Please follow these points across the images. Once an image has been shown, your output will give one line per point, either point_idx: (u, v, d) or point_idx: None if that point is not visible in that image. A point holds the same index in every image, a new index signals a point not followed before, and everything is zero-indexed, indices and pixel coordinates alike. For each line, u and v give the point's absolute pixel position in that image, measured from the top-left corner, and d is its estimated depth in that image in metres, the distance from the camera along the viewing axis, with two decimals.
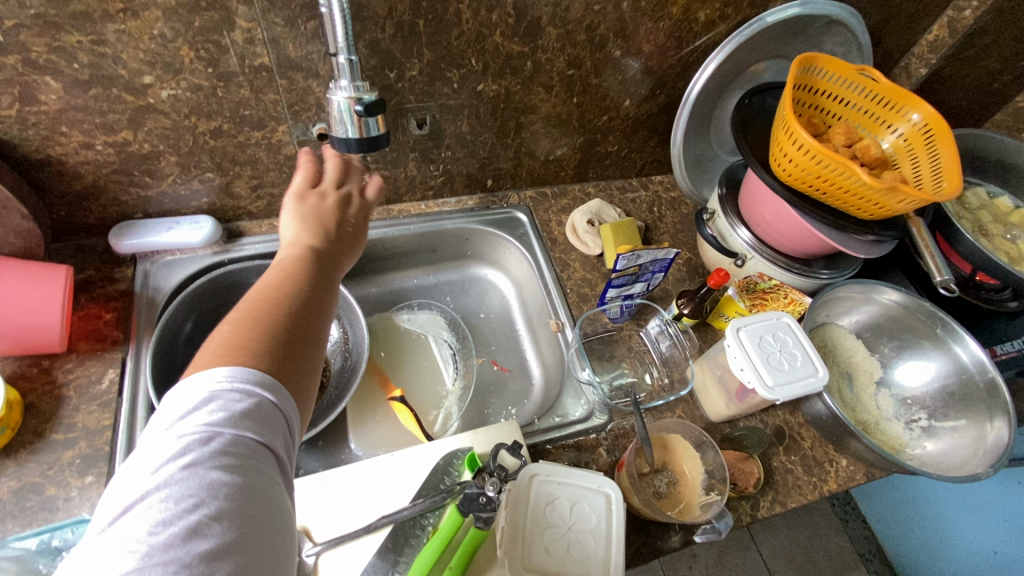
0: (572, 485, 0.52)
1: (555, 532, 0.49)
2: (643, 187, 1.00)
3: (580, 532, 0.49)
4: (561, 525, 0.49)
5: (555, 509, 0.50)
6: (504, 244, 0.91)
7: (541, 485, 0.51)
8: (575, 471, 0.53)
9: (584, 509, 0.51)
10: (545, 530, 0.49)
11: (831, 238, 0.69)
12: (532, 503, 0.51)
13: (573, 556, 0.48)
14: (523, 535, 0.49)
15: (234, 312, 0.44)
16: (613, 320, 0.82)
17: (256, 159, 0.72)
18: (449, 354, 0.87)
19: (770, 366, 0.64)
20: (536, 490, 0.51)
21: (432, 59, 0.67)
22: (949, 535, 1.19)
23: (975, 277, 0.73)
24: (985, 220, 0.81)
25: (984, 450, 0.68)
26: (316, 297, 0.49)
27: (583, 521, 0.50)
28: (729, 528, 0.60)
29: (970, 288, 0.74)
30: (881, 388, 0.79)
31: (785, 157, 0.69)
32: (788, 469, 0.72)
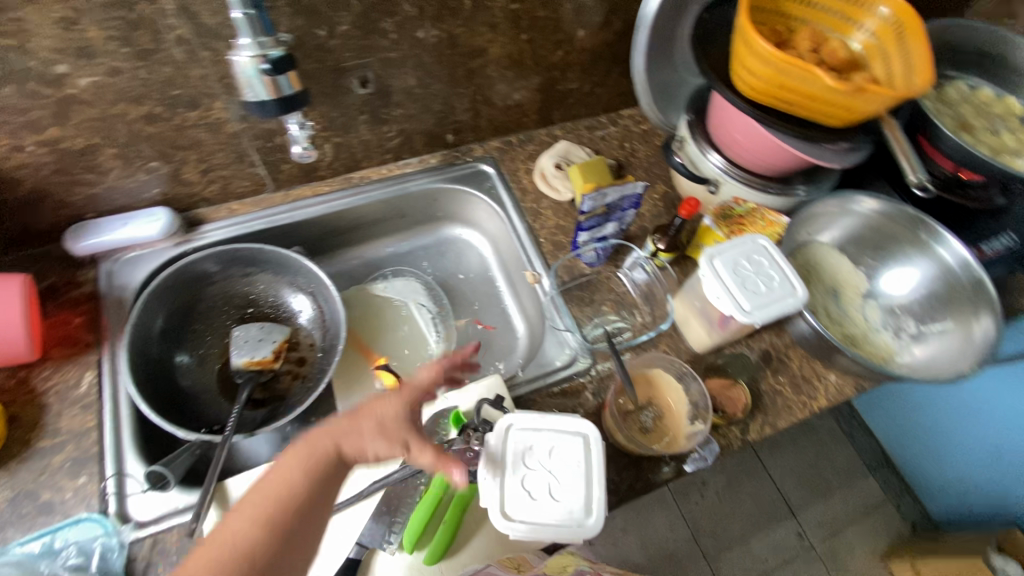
0: (548, 430, 0.52)
1: (533, 476, 0.49)
2: (612, 123, 0.96)
3: (560, 474, 0.50)
4: (539, 469, 0.50)
5: (532, 454, 0.50)
6: (472, 199, 0.89)
7: (516, 434, 0.51)
8: (549, 416, 0.52)
9: (564, 452, 0.51)
10: (522, 476, 0.49)
11: (802, 151, 0.66)
12: (509, 453, 0.51)
13: (555, 499, 0.48)
14: (504, 482, 0.49)
15: (215, 548, 0.46)
16: (591, 264, 0.81)
17: (199, 142, 0.69)
18: (429, 316, 0.87)
19: (746, 290, 0.63)
20: (511, 440, 0.51)
21: (362, 9, 0.63)
22: (959, 441, 1.26)
23: (959, 175, 0.74)
24: (967, 113, 0.84)
25: (971, 348, 0.68)
26: (298, 533, 0.48)
27: (565, 463, 0.50)
28: (714, 454, 0.63)
29: (954, 189, 0.75)
30: (868, 300, 0.78)
31: (746, 73, 0.65)
32: (777, 391, 0.72)
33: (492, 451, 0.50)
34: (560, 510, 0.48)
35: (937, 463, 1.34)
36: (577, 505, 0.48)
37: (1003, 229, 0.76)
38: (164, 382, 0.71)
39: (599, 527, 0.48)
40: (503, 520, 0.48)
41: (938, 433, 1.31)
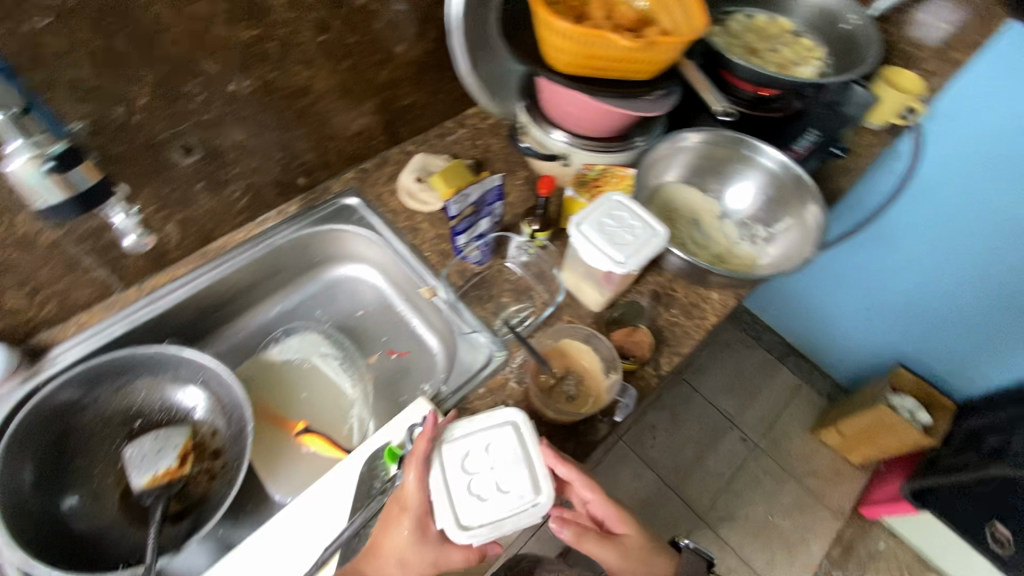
0: (480, 431, 0.55)
1: (479, 479, 0.53)
2: (460, 125, 0.98)
3: (502, 466, 0.53)
4: (482, 470, 0.53)
5: (471, 459, 0.54)
6: (345, 235, 0.87)
7: (452, 449, 0.54)
8: (476, 419, 0.56)
9: (501, 446, 0.55)
10: (469, 482, 0.53)
11: (626, 108, 0.73)
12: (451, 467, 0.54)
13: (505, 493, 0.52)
14: (453, 496, 0.52)
15: None
16: (478, 263, 0.82)
17: (11, 264, 0.61)
18: (337, 363, 0.84)
19: (616, 244, 0.68)
20: (449, 455, 0.54)
21: (158, 79, 0.60)
22: (837, 307, 1.52)
23: (759, 93, 0.88)
24: (751, 40, 0.97)
25: (808, 235, 0.80)
26: None
27: (504, 459, 0.54)
28: (634, 397, 0.68)
29: (761, 105, 0.90)
30: (723, 220, 0.87)
31: (556, 50, 0.70)
32: (674, 322, 0.79)
33: (435, 473, 0.53)
34: (512, 500, 0.52)
35: (827, 332, 1.60)
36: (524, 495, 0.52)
37: (811, 125, 0.93)
38: (57, 535, 0.62)
39: (549, 500, 0.53)
40: (462, 531, 0.51)
41: (820, 307, 1.56)
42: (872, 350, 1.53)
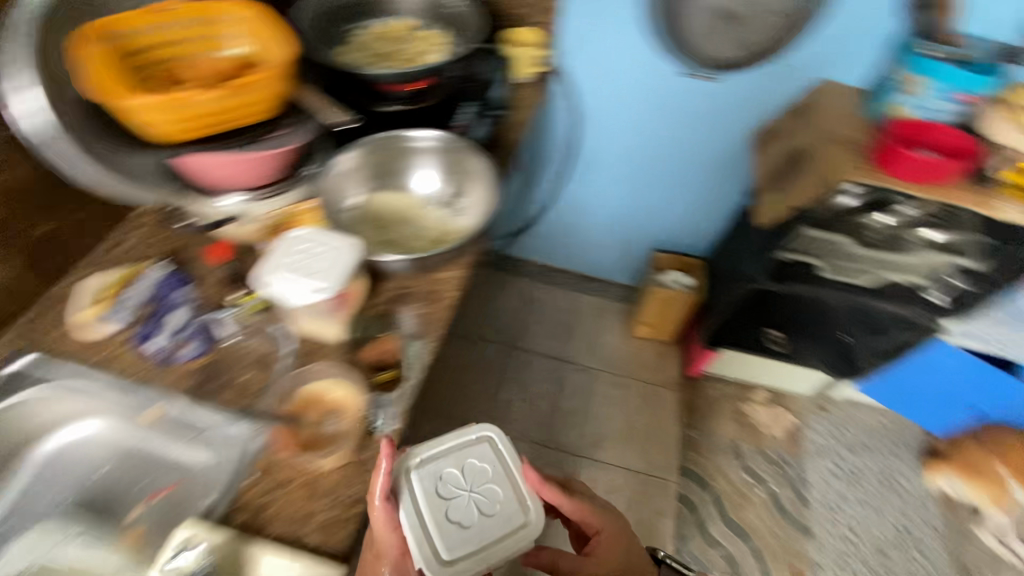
0: (450, 451, 0.70)
1: (458, 500, 0.67)
2: (131, 228, 0.89)
3: (480, 486, 0.68)
4: (462, 493, 0.67)
5: (451, 484, 0.67)
6: (30, 404, 0.73)
7: (419, 473, 0.67)
8: (444, 436, 0.71)
9: (474, 464, 0.70)
10: (447, 503, 0.66)
11: (258, 151, 0.78)
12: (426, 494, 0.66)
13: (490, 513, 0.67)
14: (434, 521, 0.65)
15: None
16: (198, 356, 0.76)
17: None
18: (82, 543, 0.72)
19: (309, 274, 0.69)
20: (421, 481, 0.67)
21: None
22: (596, 226, 1.76)
23: (410, 91, 0.97)
24: (378, 47, 1.07)
25: (486, 185, 0.90)
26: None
27: (484, 476, 0.69)
28: (394, 407, 0.73)
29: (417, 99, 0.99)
30: (426, 206, 0.94)
31: (160, 129, 0.75)
32: (417, 316, 0.83)
33: (417, 494, 0.66)
34: (502, 522, 0.66)
35: (599, 249, 1.84)
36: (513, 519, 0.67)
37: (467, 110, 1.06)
38: None
39: (538, 515, 0.68)
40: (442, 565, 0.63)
41: (583, 232, 1.79)
42: (627, 250, 1.81)
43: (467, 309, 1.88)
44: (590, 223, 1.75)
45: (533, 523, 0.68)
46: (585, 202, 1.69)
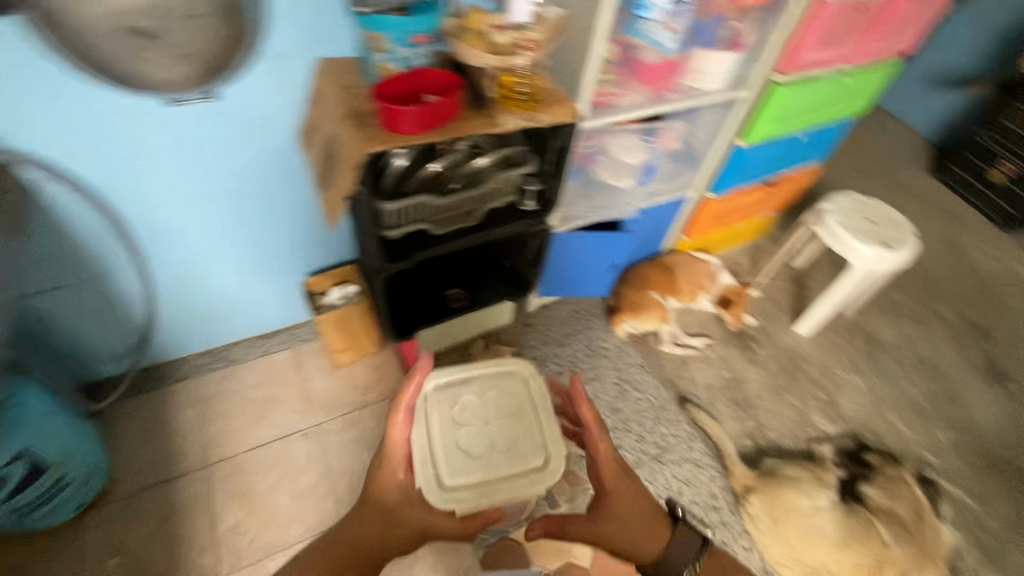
0: (470, 395, 1.27)
1: (481, 420, 1.23)
2: None
3: (495, 408, 1.25)
4: (483, 419, 1.23)
5: (466, 408, 1.25)
6: None
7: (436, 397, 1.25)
8: (456, 372, 1.30)
9: (497, 398, 1.26)
10: (468, 417, 1.23)
11: None
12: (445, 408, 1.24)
13: (508, 450, 1.18)
14: (454, 425, 1.21)
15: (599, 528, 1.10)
16: None
17: None
18: None
19: None
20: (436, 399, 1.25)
21: None
22: (224, 287, 1.56)
23: None
24: None
25: None
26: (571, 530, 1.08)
27: (506, 409, 1.25)
28: None
29: None
30: None
31: None
32: None
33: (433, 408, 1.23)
34: (523, 456, 1.17)
35: (248, 304, 1.65)
36: (537, 454, 1.18)
37: None
38: None
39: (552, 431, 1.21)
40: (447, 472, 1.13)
41: (214, 298, 1.57)
42: (277, 292, 1.67)
43: (121, 459, 1.55)
44: (215, 287, 1.54)
45: (546, 454, 1.18)
46: (188, 273, 1.46)
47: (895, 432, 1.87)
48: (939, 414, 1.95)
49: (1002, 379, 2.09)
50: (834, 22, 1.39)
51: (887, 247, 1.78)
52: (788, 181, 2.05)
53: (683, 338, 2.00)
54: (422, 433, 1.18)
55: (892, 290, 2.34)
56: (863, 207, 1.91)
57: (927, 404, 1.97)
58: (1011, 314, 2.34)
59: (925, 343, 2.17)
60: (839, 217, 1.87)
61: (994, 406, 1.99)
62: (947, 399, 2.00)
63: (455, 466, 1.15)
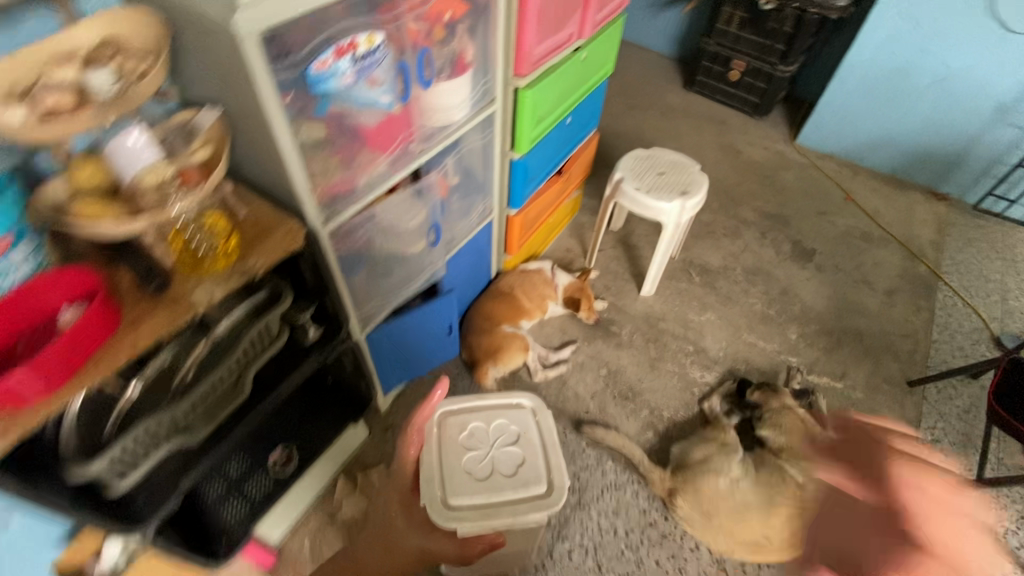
0: (483, 412, 1.34)
1: (484, 449, 1.26)
2: None
3: (495, 437, 1.29)
4: (485, 447, 1.27)
5: (469, 436, 1.29)
6: None
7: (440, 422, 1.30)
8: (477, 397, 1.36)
9: (501, 425, 1.31)
10: (469, 443, 1.27)
11: None
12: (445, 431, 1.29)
13: (513, 475, 1.22)
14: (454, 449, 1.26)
15: None
16: None
17: None
18: None
19: None
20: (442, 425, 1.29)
21: None
22: None
23: None
24: None
25: None
26: None
27: (508, 437, 1.29)
28: None
29: None
30: None
31: None
32: None
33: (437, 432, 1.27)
34: (527, 481, 1.21)
35: None
36: (541, 480, 1.22)
37: None
38: None
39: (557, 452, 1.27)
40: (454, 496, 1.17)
41: None
42: None
43: None
44: None
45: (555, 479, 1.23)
46: None
47: (757, 351, 1.96)
48: (781, 314, 2.09)
49: (810, 255, 2.31)
50: (546, 9, 1.26)
51: (685, 195, 1.80)
52: (575, 162, 1.99)
53: (551, 355, 1.87)
54: (431, 450, 1.24)
55: (701, 213, 2.47)
56: (649, 162, 1.92)
57: (770, 310, 2.09)
58: (791, 192, 2.62)
59: (744, 251, 2.32)
60: (634, 183, 1.83)
61: (815, 284, 2.20)
62: (780, 295, 2.15)
63: (459, 483, 1.19)
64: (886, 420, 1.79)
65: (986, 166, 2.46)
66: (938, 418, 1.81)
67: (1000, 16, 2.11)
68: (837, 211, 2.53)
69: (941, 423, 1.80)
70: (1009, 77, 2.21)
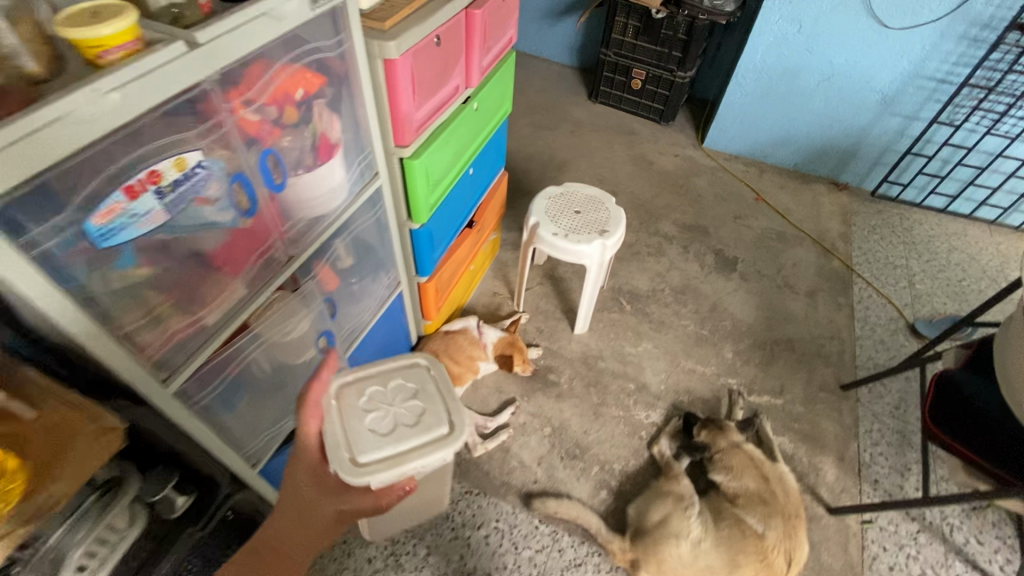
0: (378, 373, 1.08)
1: (380, 410, 1.01)
2: None
3: (392, 394, 1.05)
4: (381, 407, 1.02)
5: (365, 399, 1.03)
6: None
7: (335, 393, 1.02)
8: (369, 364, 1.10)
9: (398, 384, 1.06)
10: (365, 406, 1.01)
11: None
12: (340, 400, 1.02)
13: (417, 424, 0.99)
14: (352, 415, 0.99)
15: None
16: None
17: None
18: None
19: None
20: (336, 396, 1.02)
21: None
22: None
23: None
24: None
25: None
26: None
27: (406, 395, 1.04)
28: None
29: None
30: None
31: None
32: None
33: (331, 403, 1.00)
34: (429, 427, 0.99)
35: None
36: (441, 421, 1.00)
37: None
38: None
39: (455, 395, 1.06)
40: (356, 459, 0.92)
41: None
42: None
43: None
44: None
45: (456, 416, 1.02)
46: None
47: (697, 379, 1.90)
48: (714, 332, 2.05)
49: (733, 265, 2.30)
50: (421, 70, 1.09)
51: (605, 233, 1.71)
52: (484, 208, 1.83)
53: (489, 424, 1.71)
54: (332, 421, 0.97)
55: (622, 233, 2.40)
56: (564, 200, 1.81)
57: (703, 330, 2.05)
58: (706, 198, 2.61)
59: (670, 269, 2.27)
60: (552, 226, 1.72)
61: (742, 295, 2.18)
62: (711, 312, 2.11)
63: (365, 442, 0.95)
64: (828, 431, 1.80)
65: (877, 155, 2.56)
66: (873, 419, 1.84)
67: (877, 14, 2.17)
68: (751, 213, 2.55)
69: (877, 425, 1.82)
70: (888, 71, 2.30)
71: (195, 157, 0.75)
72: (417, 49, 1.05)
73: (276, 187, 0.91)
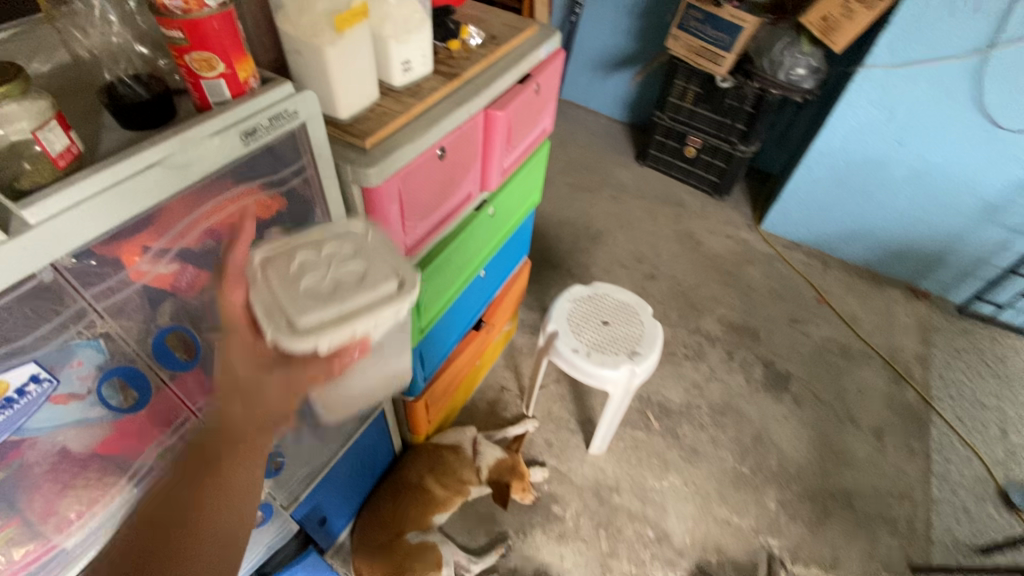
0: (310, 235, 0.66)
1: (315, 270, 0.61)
2: None
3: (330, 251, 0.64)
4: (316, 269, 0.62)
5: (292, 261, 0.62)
6: None
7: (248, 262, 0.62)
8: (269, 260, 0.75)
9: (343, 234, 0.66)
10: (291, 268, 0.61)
11: None
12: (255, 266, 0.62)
13: (360, 280, 0.60)
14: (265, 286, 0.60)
15: None
16: None
17: None
18: None
19: None
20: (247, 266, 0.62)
21: None
22: None
23: None
24: None
25: None
26: None
27: (347, 251, 0.64)
28: None
29: None
30: None
31: None
32: None
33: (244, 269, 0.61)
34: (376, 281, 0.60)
35: None
36: (389, 272, 0.61)
37: None
38: None
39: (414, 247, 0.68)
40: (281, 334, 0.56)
41: None
42: None
43: None
44: None
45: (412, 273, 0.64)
46: None
47: (730, 534, 1.58)
48: (757, 472, 1.72)
49: (785, 382, 1.97)
50: (414, 189, 0.86)
51: (635, 356, 1.42)
52: (501, 306, 1.58)
53: (473, 566, 1.43)
54: (260, 285, 0.60)
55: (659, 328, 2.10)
56: (591, 306, 1.54)
57: (743, 467, 1.72)
58: (760, 293, 2.29)
59: (710, 380, 1.95)
60: (573, 340, 1.45)
61: (793, 425, 1.85)
62: (755, 444, 1.78)
63: (292, 300, 0.58)
64: None
65: (969, 265, 2.20)
66: None
67: (987, 109, 1.84)
68: (811, 318, 2.20)
69: None
70: (993, 175, 1.95)
71: (19, 375, 0.57)
72: (407, 168, 0.81)
73: (182, 366, 0.74)
